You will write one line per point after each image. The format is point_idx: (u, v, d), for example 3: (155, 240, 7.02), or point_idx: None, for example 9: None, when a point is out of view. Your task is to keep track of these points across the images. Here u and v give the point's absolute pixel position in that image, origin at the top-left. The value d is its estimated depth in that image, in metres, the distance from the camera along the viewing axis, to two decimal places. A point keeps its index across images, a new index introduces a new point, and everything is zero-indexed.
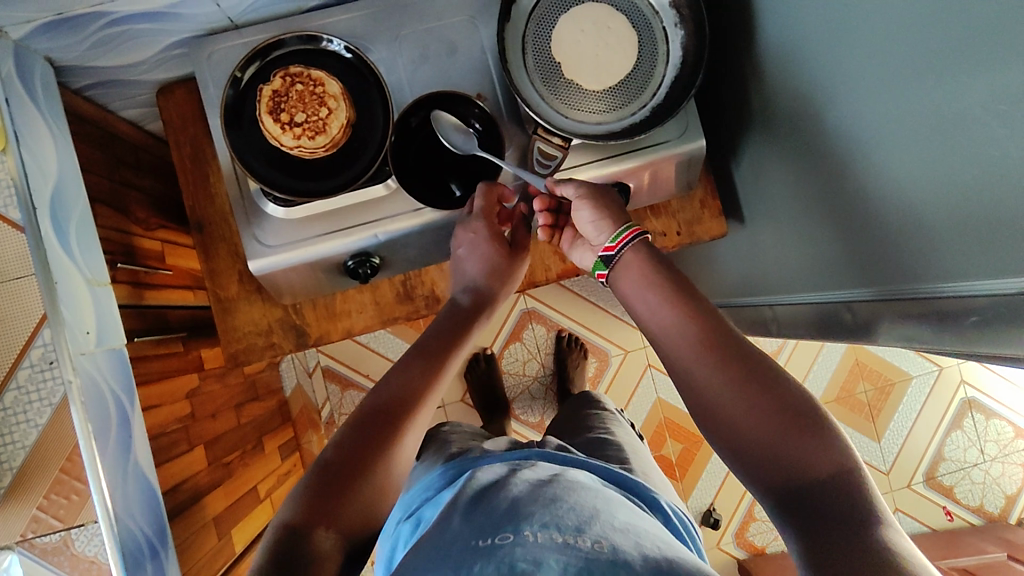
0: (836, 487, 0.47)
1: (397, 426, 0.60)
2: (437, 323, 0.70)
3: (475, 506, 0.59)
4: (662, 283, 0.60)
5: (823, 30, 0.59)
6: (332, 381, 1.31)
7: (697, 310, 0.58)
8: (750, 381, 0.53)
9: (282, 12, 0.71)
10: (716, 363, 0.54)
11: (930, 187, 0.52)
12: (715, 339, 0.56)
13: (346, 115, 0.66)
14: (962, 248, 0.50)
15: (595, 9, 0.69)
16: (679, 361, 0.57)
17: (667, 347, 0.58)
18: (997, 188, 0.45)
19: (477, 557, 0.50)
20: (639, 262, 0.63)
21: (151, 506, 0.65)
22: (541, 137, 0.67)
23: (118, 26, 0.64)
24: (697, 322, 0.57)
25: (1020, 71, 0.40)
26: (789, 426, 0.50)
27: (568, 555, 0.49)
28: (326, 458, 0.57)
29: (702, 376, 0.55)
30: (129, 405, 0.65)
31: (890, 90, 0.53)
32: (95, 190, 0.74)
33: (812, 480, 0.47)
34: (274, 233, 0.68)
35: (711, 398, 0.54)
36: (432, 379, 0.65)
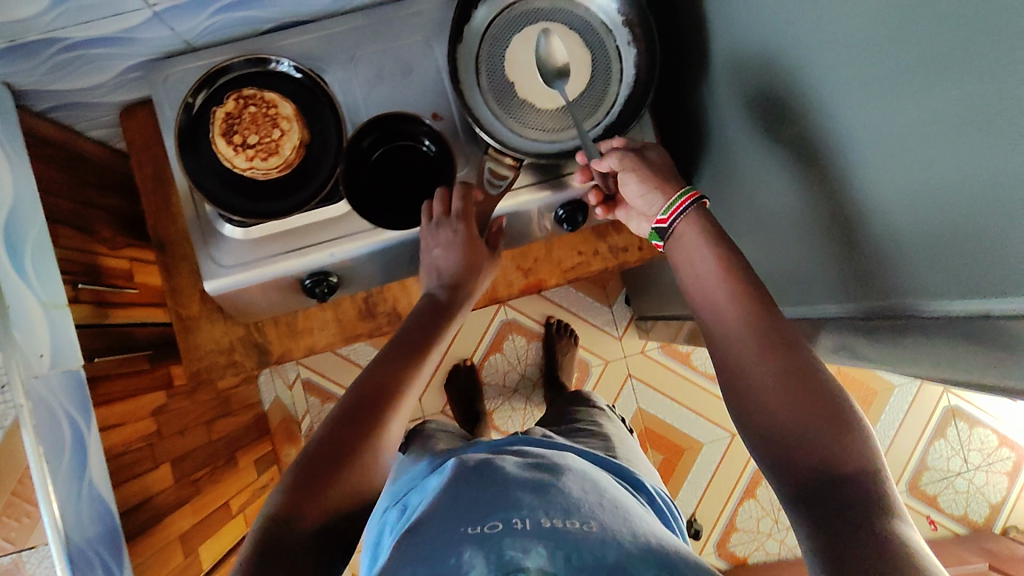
0: (843, 472, 0.45)
1: (380, 416, 0.60)
2: (414, 319, 0.70)
3: (462, 493, 0.58)
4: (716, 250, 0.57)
5: (772, 48, 0.60)
6: (313, 394, 1.32)
7: (738, 278, 0.56)
8: (780, 357, 0.51)
9: (239, 34, 0.72)
10: (754, 336, 0.53)
11: (875, 205, 0.52)
12: (750, 312, 0.54)
13: (300, 136, 0.66)
14: (906, 266, 0.50)
15: (548, 29, 0.69)
16: (721, 330, 0.55)
17: (712, 316, 0.57)
18: (937, 208, 0.45)
19: (463, 546, 0.50)
20: (695, 230, 0.59)
21: (106, 527, 0.66)
22: (491, 157, 0.67)
23: (75, 50, 0.65)
24: (737, 294, 0.55)
25: (952, 93, 0.40)
26: (814, 406, 0.48)
27: (557, 538, 0.49)
28: (309, 449, 0.56)
29: (738, 348, 0.53)
30: (84, 427, 0.66)
31: (834, 109, 0.53)
32: (57, 211, 0.75)
33: (824, 462, 0.46)
34: (231, 254, 0.68)
35: (741, 373, 0.52)
36: (413, 372, 0.64)
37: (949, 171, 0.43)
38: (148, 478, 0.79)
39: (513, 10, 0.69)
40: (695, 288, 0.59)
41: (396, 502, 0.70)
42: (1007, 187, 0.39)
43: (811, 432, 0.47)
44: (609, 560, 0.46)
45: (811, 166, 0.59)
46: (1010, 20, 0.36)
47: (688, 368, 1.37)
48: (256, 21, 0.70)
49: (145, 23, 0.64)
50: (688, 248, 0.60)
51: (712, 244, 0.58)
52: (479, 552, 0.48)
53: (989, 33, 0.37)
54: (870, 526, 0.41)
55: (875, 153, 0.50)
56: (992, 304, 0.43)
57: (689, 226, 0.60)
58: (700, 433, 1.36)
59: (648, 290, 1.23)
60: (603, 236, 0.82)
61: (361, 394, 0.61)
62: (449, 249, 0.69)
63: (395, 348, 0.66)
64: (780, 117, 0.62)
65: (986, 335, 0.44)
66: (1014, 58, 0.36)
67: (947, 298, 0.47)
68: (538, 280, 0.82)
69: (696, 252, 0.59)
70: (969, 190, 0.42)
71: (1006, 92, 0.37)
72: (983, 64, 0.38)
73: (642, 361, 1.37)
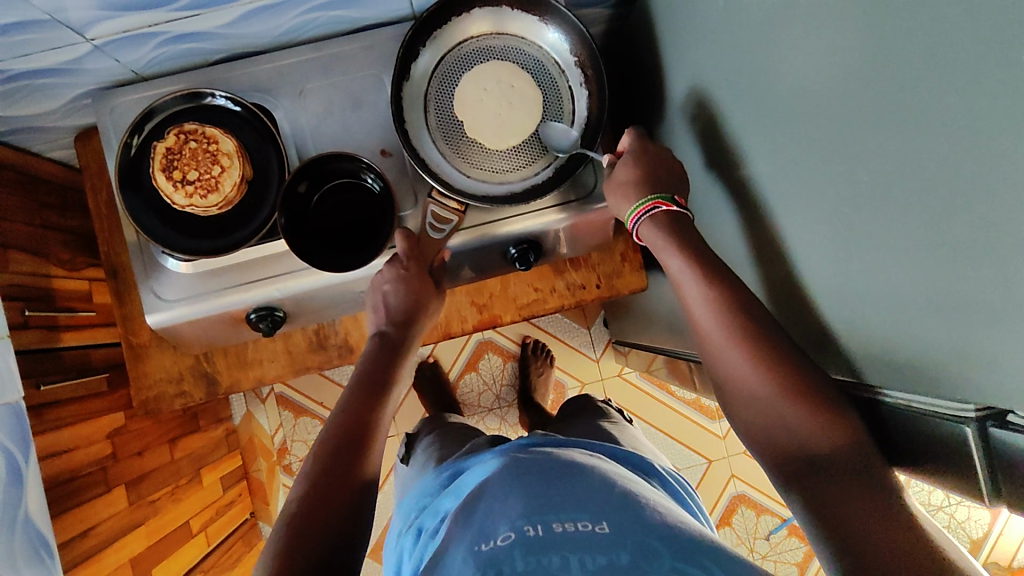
0: (864, 485, 0.44)
1: (363, 448, 0.61)
2: (369, 353, 0.70)
3: (471, 502, 0.57)
4: (691, 261, 0.57)
5: (724, 94, 0.57)
6: (286, 408, 1.29)
7: (728, 301, 0.54)
8: (774, 374, 0.50)
9: (190, 63, 0.71)
10: (745, 350, 0.52)
11: (823, 272, 0.49)
12: (742, 329, 0.53)
13: (240, 173, 0.66)
14: (851, 338, 0.48)
15: (497, 67, 0.68)
16: (714, 348, 0.55)
17: (704, 336, 0.56)
18: (876, 285, 0.42)
19: (476, 563, 0.48)
20: (661, 235, 0.60)
21: (41, 559, 0.67)
22: (434, 201, 0.67)
23: (17, 80, 0.64)
24: (728, 316, 0.54)
25: (890, 170, 0.38)
26: (820, 417, 0.48)
27: (575, 552, 0.48)
28: (293, 508, 0.55)
29: (734, 364, 0.53)
30: (21, 460, 0.67)
31: (778, 167, 0.51)
32: (10, 236, 0.74)
33: (846, 477, 0.45)
34: (173, 287, 0.67)
35: (745, 386, 0.52)
36: (378, 404, 0.65)
37: (877, 249, 0.41)
38: (96, 504, 0.79)
39: (462, 48, 0.68)
40: (693, 315, 0.57)
41: (410, 524, 0.68)
42: (934, 275, 0.37)
43: (821, 445, 0.47)
44: (622, 562, 0.46)
45: (754, 221, 0.58)
46: (935, 106, 0.34)
47: (665, 392, 1.36)
48: (205, 52, 0.69)
49: (89, 55, 0.63)
50: (672, 272, 0.59)
51: (695, 265, 0.57)
52: (495, 569, 0.47)
53: (910, 116, 0.35)
54: (908, 552, 0.40)
55: (810, 218, 0.48)
56: (914, 399, 0.43)
57: (667, 247, 0.60)
58: (677, 458, 1.34)
59: (623, 315, 1.21)
60: (561, 273, 0.82)
61: (341, 433, 0.61)
62: (393, 285, 0.68)
63: (364, 384, 0.66)
64: (727, 167, 0.60)
65: (907, 429, 0.44)
66: (937, 145, 0.34)
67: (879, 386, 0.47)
68: (493, 316, 0.83)
69: (681, 273, 0.58)
70: (895, 273, 0.40)
71: (930, 180, 0.35)
72: (908, 146, 0.36)
73: (619, 383, 1.36)
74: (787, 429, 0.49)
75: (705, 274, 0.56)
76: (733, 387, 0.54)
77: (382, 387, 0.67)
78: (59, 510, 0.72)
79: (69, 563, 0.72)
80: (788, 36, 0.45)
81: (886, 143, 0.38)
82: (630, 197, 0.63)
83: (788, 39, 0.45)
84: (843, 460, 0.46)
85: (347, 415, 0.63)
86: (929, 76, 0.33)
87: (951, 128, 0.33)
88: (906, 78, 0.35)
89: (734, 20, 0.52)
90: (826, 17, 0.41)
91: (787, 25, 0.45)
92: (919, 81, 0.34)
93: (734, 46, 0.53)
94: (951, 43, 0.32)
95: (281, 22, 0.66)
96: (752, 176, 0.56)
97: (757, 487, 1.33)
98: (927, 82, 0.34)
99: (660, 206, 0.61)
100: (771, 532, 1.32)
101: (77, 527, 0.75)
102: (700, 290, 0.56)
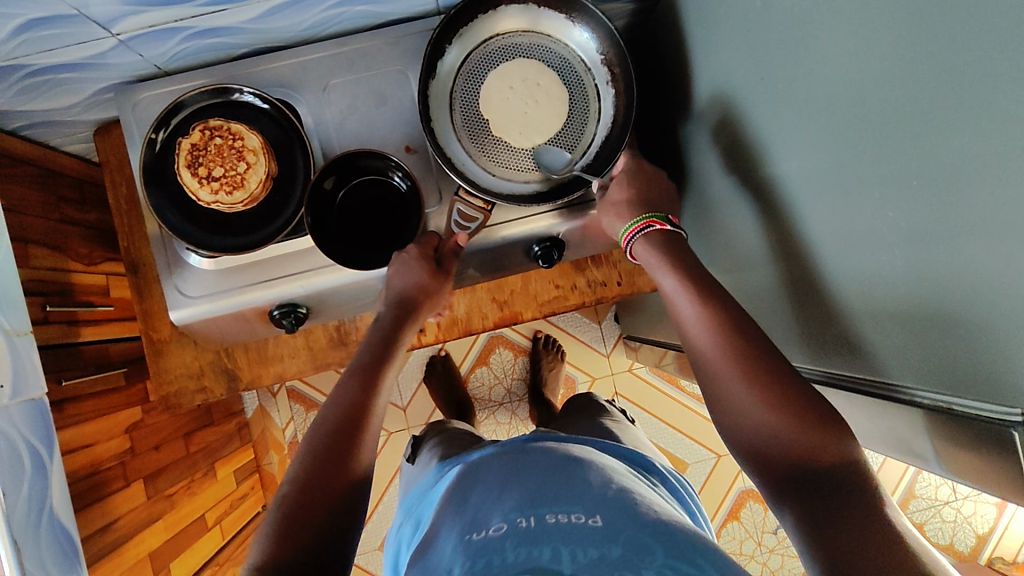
0: (851, 499, 0.44)
1: (358, 439, 0.60)
2: (366, 337, 0.69)
3: (469, 493, 0.57)
4: (686, 274, 0.58)
5: (752, 94, 0.57)
6: (297, 402, 1.29)
7: (723, 318, 0.55)
8: (770, 394, 0.50)
9: (213, 58, 0.70)
10: (735, 360, 0.52)
11: (853, 276, 0.48)
12: (734, 346, 0.53)
13: (265, 170, 0.66)
14: (882, 342, 0.48)
15: (524, 65, 0.67)
16: (702, 358, 0.55)
17: (694, 346, 0.56)
18: (911, 288, 0.42)
19: (466, 555, 0.48)
20: (649, 254, 0.62)
21: (65, 553, 0.67)
22: (462, 200, 0.67)
23: (39, 76, 0.63)
24: (721, 330, 0.54)
25: (934, 177, 0.38)
26: (812, 431, 0.48)
27: (569, 544, 0.47)
28: (286, 494, 0.54)
29: (721, 373, 0.53)
30: (45, 455, 0.67)
31: (809, 168, 0.51)
32: (31, 231, 0.74)
33: (837, 493, 0.45)
34: (196, 284, 0.67)
35: (732, 396, 0.52)
36: (375, 394, 0.64)
37: (913, 252, 0.41)
38: (116, 499, 0.79)
39: (488, 45, 0.68)
40: (685, 329, 0.58)
41: (409, 515, 0.68)
42: (977, 282, 0.37)
43: (814, 459, 0.47)
44: (613, 556, 0.45)
45: (780, 221, 0.58)
46: (985, 114, 0.33)
47: (675, 387, 1.36)
48: (228, 46, 0.68)
49: (112, 50, 0.62)
50: (666, 291, 0.60)
51: (688, 283, 0.58)
52: (485, 560, 0.47)
53: (954, 122, 0.35)
54: (887, 554, 0.40)
55: (841, 221, 0.48)
56: (954, 399, 0.42)
57: (659, 265, 0.61)
58: (684, 453, 1.35)
59: (635, 310, 1.22)
60: (582, 271, 0.82)
61: (336, 420, 0.61)
62: (398, 269, 0.66)
63: (359, 370, 0.66)
64: (752, 167, 0.60)
65: (946, 431, 0.44)
66: (987, 153, 0.34)
67: (911, 385, 0.46)
68: (513, 312, 0.83)
69: (675, 292, 0.58)
70: (932, 279, 0.40)
71: (976, 186, 0.35)
72: (951, 154, 0.36)
73: (629, 379, 1.36)
74: (778, 445, 0.49)
75: (699, 290, 0.57)
76: (719, 404, 0.54)
77: (380, 375, 0.66)
78: (80, 505, 0.72)
79: (92, 557, 0.72)
80: (827, 38, 0.45)
81: (930, 148, 0.37)
82: (624, 216, 0.65)
83: (826, 42, 0.45)
84: (835, 479, 0.45)
85: (338, 405, 0.62)
86: (982, 84, 0.33)
87: (1000, 136, 0.33)
88: (954, 84, 0.35)
89: (768, 21, 0.52)
90: (870, 20, 0.40)
91: (827, 26, 0.45)
92: (971, 87, 0.34)
93: (767, 47, 0.53)
94: (1005, 53, 0.32)
95: (306, 17, 0.65)
96: (780, 177, 0.56)
97: None
98: (981, 89, 0.33)
99: (654, 224, 0.63)
100: (778, 527, 1.33)
101: (98, 521, 0.75)
102: (692, 306, 0.57)
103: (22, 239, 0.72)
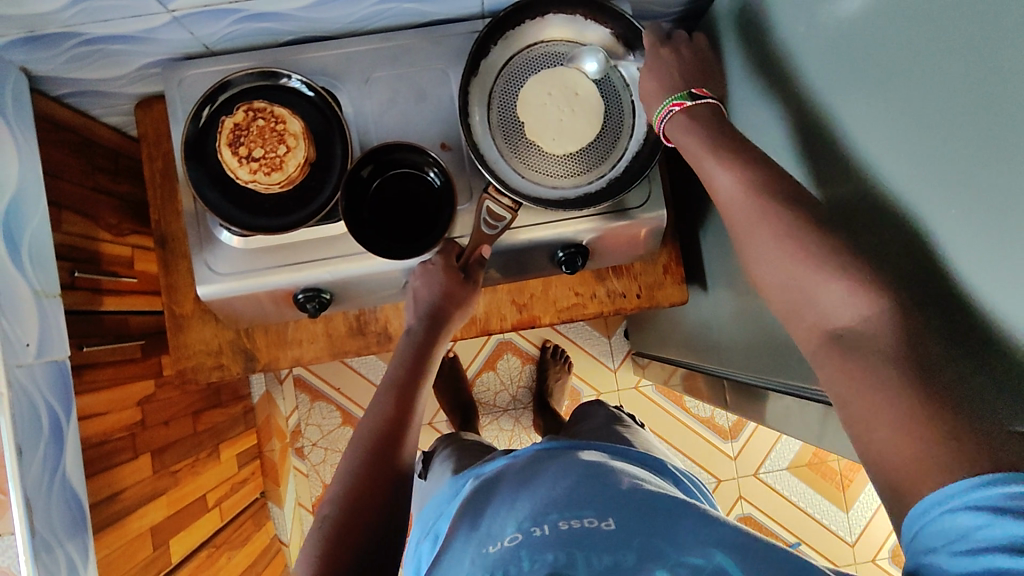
0: (900, 375, 0.39)
1: (394, 452, 0.61)
2: (397, 353, 0.71)
3: (485, 504, 0.57)
4: (720, 144, 0.52)
5: (790, 116, 0.58)
6: (303, 391, 1.34)
7: (763, 193, 0.48)
8: (822, 266, 0.44)
9: (259, 43, 0.71)
10: (774, 221, 0.47)
11: None
12: (772, 207, 0.47)
13: (304, 154, 0.66)
14: None
15: (565, 74, 0.69)
16: (739, 219, 0.49)
17: (728, 208, 0.51)
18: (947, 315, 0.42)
19: (484, 566, 0.48)
20: (687, 126, 0.56)
21: (72, 517, 0.67)
22: (491, 197, 0.67)
23: (92, 45, 0.64)
24: (756, 195, 0.49)
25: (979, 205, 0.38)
26: (862, 298, 0.42)
27: (580, 547, 0.47)
28: (328, 514, 0.55)
29: (758, 233, 0.48)
30: (61, 417, 0.68)
31: (844, 193, 0.51)
32: (65, 197, 0.75)
33: (883, 365, 0.40)
34: (225, 261, 0.68)
35: (770, 258, 0.47)
36: (407, 406, 0.66)
37: (947, 278, 0.42)
38: (123, 470, 0.79)
39: (532, 50, 0.69)
40: (721, 204, 0.52)
41: (426, 532, 0.67)
42: (1007, 310, 0.38)
43: (861, 331, 0.42)
44: (628, 563, 0.45)
45: None
46: None
47: (680, 408, 1.36)
48: (276, 32, 0.70)
49: (165, 26, 0.64)
50: (693, 158, 0.54)
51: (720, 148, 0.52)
52: (502, 569, 0.47)
53: (994, 156, 0.36)
54: (939, 442, 0.36)
55: None
56: None
57: (696, 137, 0.55)
58: None
59: (646, 327, 1.23)
60: (603, 280, 0.83)
61: (371, 435, 0.62)
62: (424, 277, 0.70)
63: (392, 384, 0.67)
64: None
65: None
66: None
67: None
68: (532, 316, 0.84)
69: (706, 159, 0.53)
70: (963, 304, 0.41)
71: (1008, 220, 0.36)
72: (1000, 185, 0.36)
73: (635, 396, 1.37)
74: (820, 310, 0.44)
75: (732, 154, 0.51)
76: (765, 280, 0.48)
77: (412, 387, 0.68)
78: (91, 472, 0.73)
79: (98, 524, 0.72)
80: (872, 64, 0.46)
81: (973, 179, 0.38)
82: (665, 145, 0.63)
83: (870, 68, 0.46)
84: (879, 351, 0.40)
85: (372, 420, 0.64)
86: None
87: None
88: (995, 119, 0.36)
89: (809, 48, 0.53)
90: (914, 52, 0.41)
91: (872, 55, 0.45)
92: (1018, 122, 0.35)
93: (807, 73, 0.54)
94: None
95: (355, 9, 0.67)
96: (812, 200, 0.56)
97: (765, 510, 1.34)
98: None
99: (675, 108, 0.58)
100: None
101: (104, 490, 0.75)
102: (725, 174, 0.51)
103: (56, 204, 0.73)
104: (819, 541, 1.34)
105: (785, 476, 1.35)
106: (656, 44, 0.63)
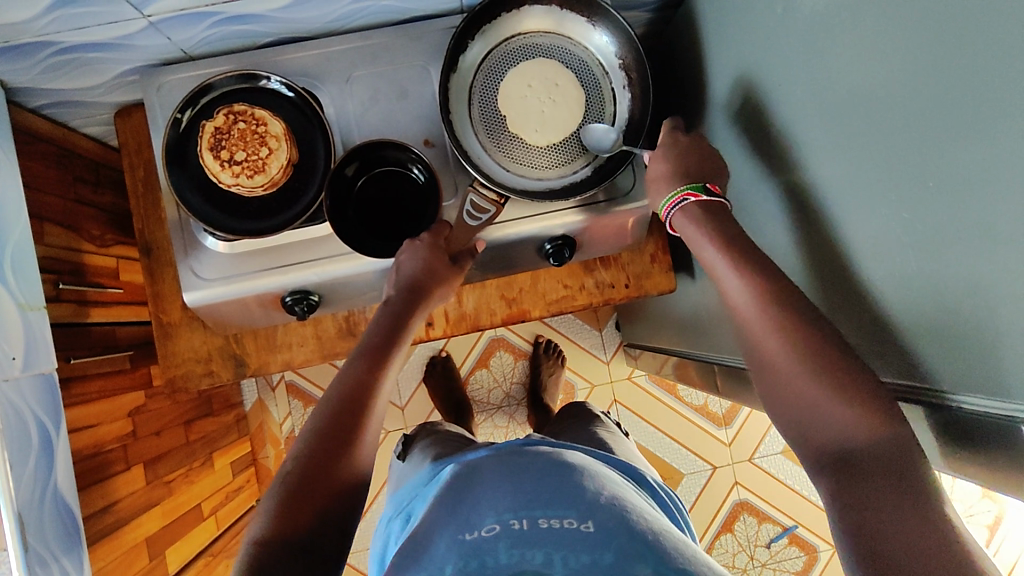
0: (894, 488, 0.43)
1: (358, 419, 0.60)
2: (375, 321, 0.69)
3: (461, 494, 0.56)
4: (734, 251, 0.57)
5: (772, 97, 0.58)
6: (295, 396, 1.31)
7: (778, 301, 0.53)
8: (831, 381, 0.49)
9: (239, 45, 0.71)
10: (783, 336, 0.52)
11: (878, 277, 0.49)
12: (778, 318, 0.52)
13: (287, 155, 0.67)
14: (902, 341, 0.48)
15: (544, 65, 0.69)
16: (750, 330, 0.55)
17: (740, 316, 0.56)
18: (934, 285, 0.43)
19: (460, 553, 0.49)
20: (693, 226, 0.61)
21: (67, 527, 0.67)
22: (475, 191, 0.68)
23: (68, 53, 0.64)
24: (764, 304, 0.53)
25: (962, 174, 0.38)
26: (857, 410, 0.47)
27: (560, 551, 0.48)
28: (288, 470, 0.55)
29: (768, 346, 0.53)
30: (51, 429, 0.67)
31: (826, 171, 0.52)
32: (46, 208, 0.74)
33: (875, 472, 0.44)
34: (211, 266, 0.68)
35: (777, 369, 0.52)
36: (380, 378, 0.64)
37: (934, 249, 0.42)
38: (117, 481, 0.78)
39: (510, 43, 0.69)
40: (737, 313, 0.56)
41: (399, 511, 0.67)
42: (990, 277, 0.38)
43: (855, 440, 0.47)
44: (605, 562, 0.46)
45: (794, 225, 0.59)
46: (1009, 112, 0.35)
47: (673, 397, 1.37)
48: (255, 34, 0.69)
49: (142, 31, 0.63)
50: (706, 262, 0.60)
51: (731, 254, 0.57)
52: (477, 561, 0.48)
53: (973, 125, 0.37)
54: (925, 546, 0.39)
55: (861, 220, 0.49)
56: (963, 398, 0.44)
57: (701, 237, 0.60)
58: (681, 463, 1.36)
59: (637, 317, 1.23)
60: (591, 271, 0.83)
61: (339, 402, 0.61)
62: (406, 252, 0.67)
63: (365, 353, 0.66)
64: (770, 170, 0.61)
65: (969, 431, 0.44)
66: (1009, 151, 0.35)
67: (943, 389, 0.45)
68: (521, 310, 0.84)
69: (718, 263, 0.58)
70: (950, 271, 0.41)
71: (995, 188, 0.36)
72: (978, 152, 0.37)
73: (628, 386, 1.37)
74: (821, 420, 0.49)
75: (742, 261, 0.56)
76: (779, 387, 0.52)
77: (385, 358, 0.66)
78: (84, 484, 0.72)
79: (93, 536, 0.72)
80: (848, 42, 0.46)
81: (952, 149, 0.39)
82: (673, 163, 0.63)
83: (846, 46, 0.47)
84: (872, 459, 0.45)
85: (343, 386, 0.63)
86: (1002, 86, 0.35)
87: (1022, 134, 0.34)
88: (973, 89, 0.36)
89: (787, 30, 0.53)
90: (892, 30, 0.42)
91: (851, 35, 0.46)
92: (996, 90, 0.35)
93: (787, 54, 0.54)
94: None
95: (333, 8, 0.67)
96: (796, 183, 0.57)
97: (761, 494, 1.35)
98: (1002, 90, 0.35)
99: (690, 197, 0.61)
100: (771, 541, 1.34)
101: (98, 502, 0.74)
102: (737, 282, 0.56)
103: (38, 216, 0.73)
104: (815, 522, 1.35)
105: (779, 459, 1.36)
106: (676, 132, 0.67)
